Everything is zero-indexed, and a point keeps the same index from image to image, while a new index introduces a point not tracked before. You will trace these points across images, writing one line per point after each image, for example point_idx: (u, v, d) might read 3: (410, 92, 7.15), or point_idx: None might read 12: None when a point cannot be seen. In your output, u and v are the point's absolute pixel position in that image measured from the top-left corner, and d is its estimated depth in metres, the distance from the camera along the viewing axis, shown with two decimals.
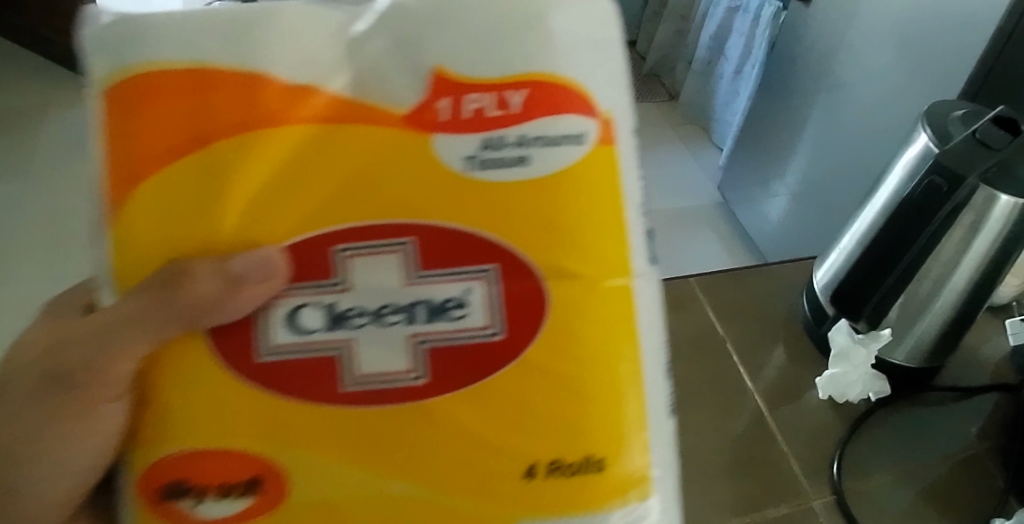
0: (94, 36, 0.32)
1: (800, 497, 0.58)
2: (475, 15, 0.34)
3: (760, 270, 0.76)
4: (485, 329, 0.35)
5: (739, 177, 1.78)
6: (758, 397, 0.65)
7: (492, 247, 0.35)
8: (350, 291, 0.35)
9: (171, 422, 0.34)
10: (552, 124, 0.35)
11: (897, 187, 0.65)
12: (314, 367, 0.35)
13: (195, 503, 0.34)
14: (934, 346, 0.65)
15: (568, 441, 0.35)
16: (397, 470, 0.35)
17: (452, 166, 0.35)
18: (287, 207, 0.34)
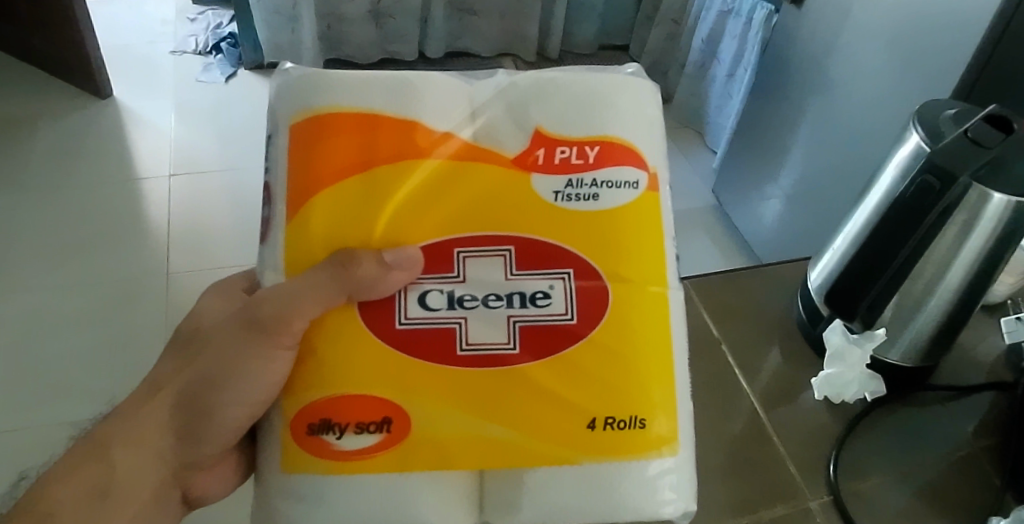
0: (294, 85, 0.44)
1: (798, 498, 0.58)
2: (564, 93, 0.45)
3: (755, 271, 0.76)
4: (564, 315, 0.45)
5: (733, 180, 1.78)
6: (754, 398, 0.65)
7: (571, 255, 0.45)
8: (462, 283, 0.45)
9: (324, 371, 0.43)
10: (615, 173, 0.45)
11: (890, 187, 0.65)
12: (437, 336, 0.44)
13: (331, 439, 0.42)
14: (929, 346, 0.65)
15: (622, 404, 0.44)
16: (489, 416, 0.43)
17: (544, 194, 0.45)
18: (421, 218, 0.45)
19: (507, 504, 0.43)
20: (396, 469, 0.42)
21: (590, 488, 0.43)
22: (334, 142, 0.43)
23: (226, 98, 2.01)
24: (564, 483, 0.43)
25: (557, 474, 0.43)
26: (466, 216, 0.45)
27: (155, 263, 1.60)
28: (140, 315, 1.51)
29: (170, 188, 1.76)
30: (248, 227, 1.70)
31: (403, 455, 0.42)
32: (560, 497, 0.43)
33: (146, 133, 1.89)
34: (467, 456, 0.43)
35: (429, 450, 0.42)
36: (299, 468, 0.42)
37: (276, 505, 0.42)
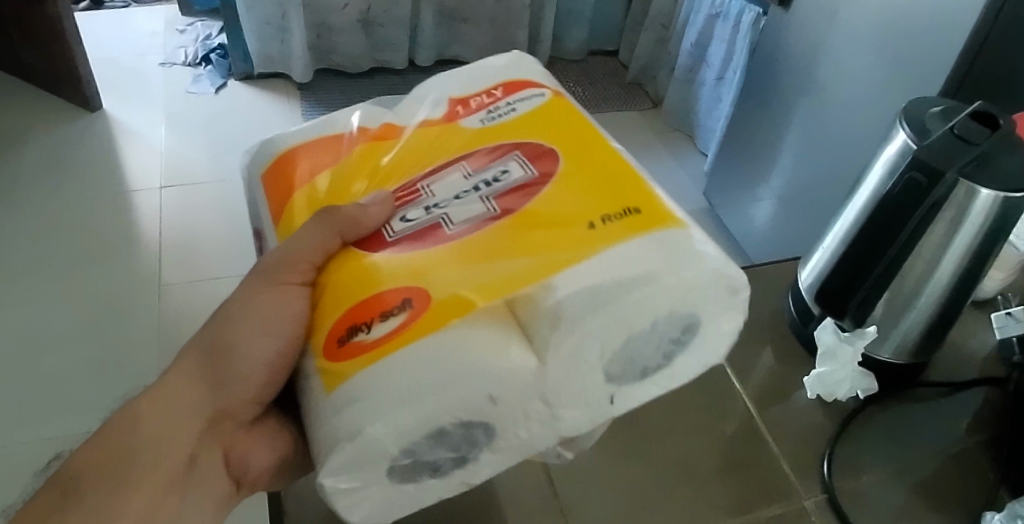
0: (251, 149, 0.51)
1: (793, 497, 0.58)
2: (453, 75, 0.52)
3: (746, 272, 0.76)
4: (524, 177, 0.44)
5: (725, 183, 1.78)
6: (748, 399, 0.65)
7: (519, 145, 0.46)
8: (433, 197, 0.45)
9: (335, 298, 0.42)
10: (521, 92, 0.49)
11: (877, 185, 0.65)
12: (418, 235, 0.43)
13: (363, 336, 0.39)
14: (921, 342, 0.65)
15: (607, 207, 0.42)
16: (492, 258, 0.40)
17: (476, 122, 0.48)
18: (379, 179, 0.48)
19: (552, 323, 0.38)
20: (431, 331, 0.38)
21: (624, 270, 0.39)
22: (294, 162, 0.49)
23: (216, 109, 2.01)
24: (596, 284, 0.39)
25: (585, 276, 0.39)
26: (417, 157, 0.48)
27: (147, 275, 1.59)
28: (132, 327, 1.50)
29: (161, 200, 1.76)
30: (240, 238, 1.69)
31: (433, 318, 0.38)
32: (600, 296, 0.38)
33: (137, 145, 1.88)
34: (490, 288, 0.39)
35: (454, 303, 0.38)
36: (342, 379, 0.38)
37: (328, 428, 0.37)
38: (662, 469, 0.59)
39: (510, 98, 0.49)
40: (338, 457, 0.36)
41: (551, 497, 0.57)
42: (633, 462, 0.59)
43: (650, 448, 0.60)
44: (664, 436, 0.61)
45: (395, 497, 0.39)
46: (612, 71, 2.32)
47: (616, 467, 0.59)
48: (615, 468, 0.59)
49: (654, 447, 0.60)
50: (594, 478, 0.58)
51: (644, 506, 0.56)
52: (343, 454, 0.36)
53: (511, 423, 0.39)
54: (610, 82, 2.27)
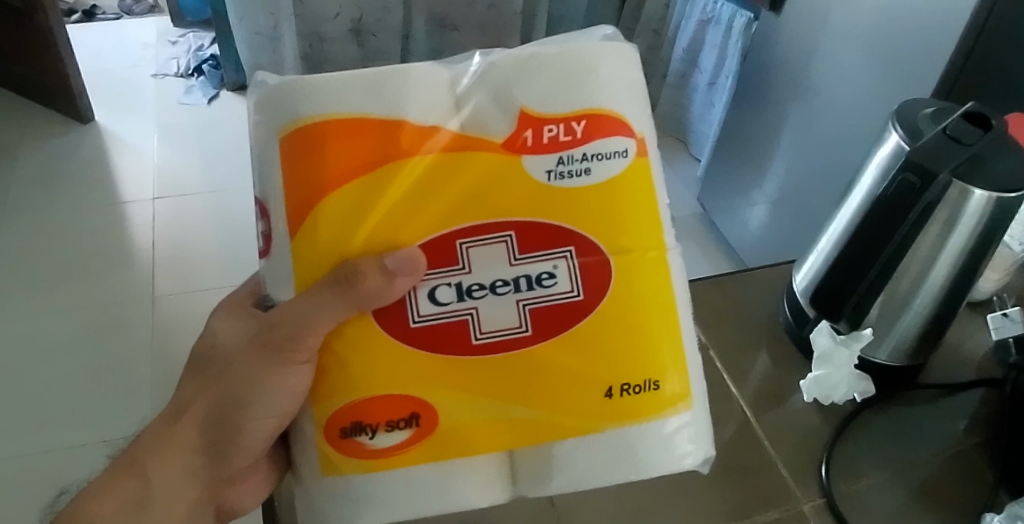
0: (277, 97, 0.41)
1: (791, 502, 0.57)
2: (544, 68, 0.42)
3: (741, 276, 0.76)
4: (569, 292, 0.44)
5: (719, 188, 1.78)
6: (743, 403, 0.64)
7: (573, 234, 0.44)
8: (469, 275, 0.43)
9: (351, 377, 0.42)
10: (604, 145, 0.43)
11: (871, 186, 0.65)
12: (450, 329, 0.43)
13: (368, 441, 0.43)
14: (917, 345, 0.65)
15: (633, 369, 0.44)
16: (509, 398, 0.44)
17: (536, 176, 0.43)
18: (417, 217, 0.42)
19: (543, 470, 0.44)
20: (432, 459, 0.43)
21: (613, 452, 0.44)
22: (329, 159, 0.41)
23: (208, 120, 2.00)
24: (591, 451, 0.44)
25: (574, 445, 0.44)
26: (463, 203, 0.43)
27: (140, 286, 1.58)
28: (124, 339, 1.49)
29: (154, 211, 1.75)
30: (233, 248, 1.68)
31: (437, 447, 0.43)
32: (580, 463, 0.44)
33: (130, 156, 1.87)
34: (492, 437, 0.44)
35: (458, 438, 0.44)
36: (338, 472, 0.43)
37: (321, 506, 0.44)
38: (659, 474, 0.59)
39: (587, 146, 0.43)
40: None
41: (546, 504, 0.56)
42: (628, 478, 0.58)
43: None
44: None
45: None
46: None
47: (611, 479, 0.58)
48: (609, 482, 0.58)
49: None
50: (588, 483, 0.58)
51: (639, 512, 0.56)
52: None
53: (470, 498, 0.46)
54: None
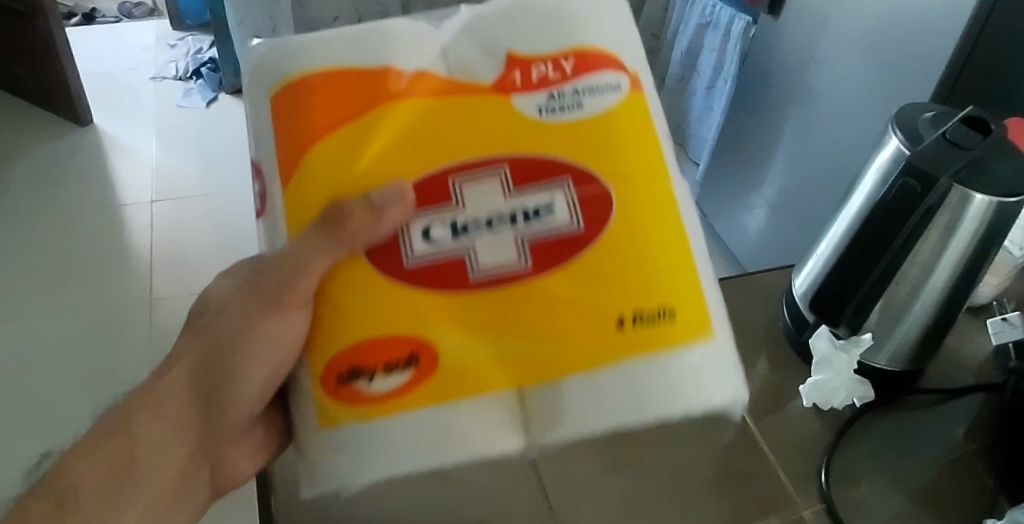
0: (261, 60, 0.40)
1: (790, 507, 0.57)
2: (526, 15, 0.41)
3: (740, 280, 0.76)
4: (571, 225, 0.41)
5: (718, 191, 1.77)
6: (743, 407, 0.64)
7: (569, 165, 0.41)
8: (462, 212, 0.40)
9: (341, 323, 0.39)
10: (596, 78, 0.41)
11: (871, 190, 0.64)
12: (447, 267, 0.40)
13: (365, 384, 0.38)
14: (916, 349, 0.64)
15: (649, 296, 0.40)
16: (513, 334, 0.40)
17: (528, 110, 0.41)
18: (407, 159, 0.40)
19: (555, 408, 0.39)
20: (432, 402, 0.39)
21: (633, 385, 0.39)
22: (312, 108, 0.39)
23: (207, 123, 2.00)
24: (608, 382, 0.39)
25: (593, 380, 0.39)
26: (450, 138, 0.40)
27: (138, 290, 1.58)
28: (122, 342, 1.48)
29: (153, 214, 1.75)
30: (233, 251, 1.68)
31: (438, 388, 0.39)
32: (604, 395, 0.39)
33: (129, 160, 1.87)
34: (498, 373, 0.39)
35: (462, 378, 0.39)
36: (338, 422, 0.38)
37: (319, 466, 0.39)
38: (661, 479, 0.58)
39: (582, 86, 0.41)
40: (327, 483, 0.39)
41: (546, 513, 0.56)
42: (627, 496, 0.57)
43: (646, 463, 0.59)
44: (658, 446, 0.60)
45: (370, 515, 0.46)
46: None
47: (610, 498, 0.57)
48: (608, 501, 0.57)
49: (649, 464, 0.59)
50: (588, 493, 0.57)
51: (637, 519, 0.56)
52: (329, 485, 0.39)
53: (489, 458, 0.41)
54: None
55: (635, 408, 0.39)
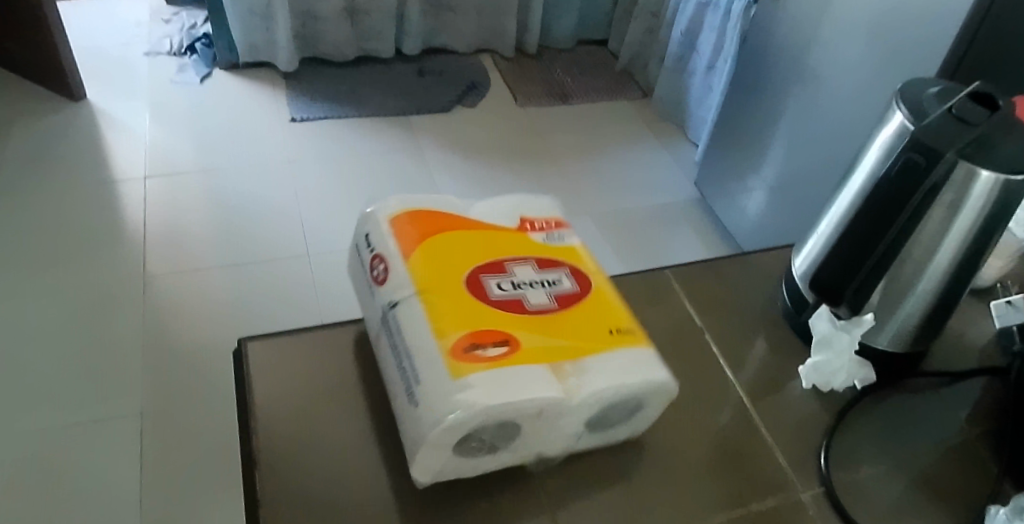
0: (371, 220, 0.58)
1: (788, 490, 0.56)
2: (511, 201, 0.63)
3: (739, 260, 0.74)
4: (571, 288, 0.56)
5: (717, 171, 1.74)
6: (740, 389, 0.63)
7: (567, 264, 0.57)
8: (512, 278, 0.55)
9: (442, 320, 0.50)
10: (567, 229, 0.61)
11: (875, 167, 0.62)
12: (506, 305, 0.53)
13: (478, 354, 0.48)
14: (918, 330, 0.63)
15: (620, 320, 0.54)
16: (554, 333, 0.52)
17: (538, 240, 0.59)
18: (470, 255, 0.56)
19: (582, 374, 0.50)
20: (511, 367, 0.48)
21: (628, 366, 0.51)
22: (421, 230, 0.56)
23: (200, 99, 1.96)
24: (618, 368, 0.50)
25: (606, 361, 0.51)
26: (495, 247, 0.57)
27: (130, 265, 1.55)
28: (114, 317, 1.46)
29: (146, 190, 1.72)
30: (225, 228, 1.65)
31: (517, 359, 0.49)
32: (622, 372, 0.50)
33: (121, 135, 1.84)
34: (547, 355, 0.50)
35: (529, 357, 0.49)
36: (467, 374, 0.47)
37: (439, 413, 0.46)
38: (659, 462, 0.57)
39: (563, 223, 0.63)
40: (447, 423, 0.46)
41: (544, 504, 0.53)
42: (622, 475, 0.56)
43: (638, 440, 0.58)
44: (653, 427, 0.59)
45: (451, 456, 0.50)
46: (602, 60, 2.28)
47: (605, 479, 0.55)
48: (603, 482, 0.55)
49: (642, 441, 0.58)
50: (589, 483, 0.55)
51: (637, 504, 0.54)
52: (450, 416, 0.46)
53: (530, 440, 0.51)
54: (600, 71, 2.23)
55: (637, 375, 0.50)
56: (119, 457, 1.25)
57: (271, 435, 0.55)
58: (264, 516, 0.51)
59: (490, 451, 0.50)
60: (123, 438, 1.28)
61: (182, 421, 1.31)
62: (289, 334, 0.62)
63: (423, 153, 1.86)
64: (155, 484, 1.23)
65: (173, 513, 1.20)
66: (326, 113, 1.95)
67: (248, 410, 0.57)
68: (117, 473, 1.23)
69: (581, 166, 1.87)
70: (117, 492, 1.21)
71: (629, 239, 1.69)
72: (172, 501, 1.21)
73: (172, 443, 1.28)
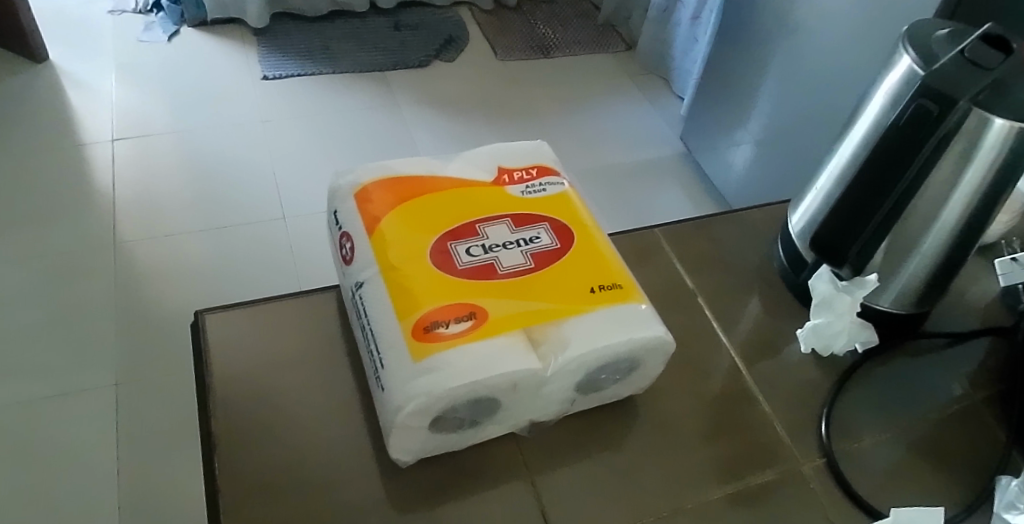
0: (335, 193, 0.53)
1: (788, 462, 0.53)
2: (490, 148, 0.57)
3: (733, 217, 0.70)
4: (551, 243, 0.51)
5: (701, 124, 1.69)
6: (734, 353, 0.59)
7: (547, 218, 0.53)
8: (485, 240, 0.50)
9: (407, 295, 0.46)
10: (550, 175, 0.56)
11: (879, 116, 0.57)
12: (478, 271, 0.48)
13: (442, 330, 0.44)
14: (924, 290, 0.60)
15: (606, 275, 0.49)
16: (528, 297, 0.47)
17: (517, 193, 0.54)
18: (441, 216, 0.51)
19: (560, 343, 0.45)
20: (481, 342, 0.44)
21: (609, 327, 0.46)
22: (387, 196, 0.52)
23: (171, 58, 1.86)
24: (598, 329, 0.46)
25: (585, 321, 0.47)
26: (469, 206, 0.52)
27: (98, 231, 1.48)
28: (84, 285, 1.39)
29: (116, 154, 1.63)
30: (200, 190, 1.58)
31: (487, 332, 0.45)
32: (601, 334, 0.46)
33: (86, 96, 1.74)
34: (520, 323, 0.46)
35: (499, 328, 0.45)
36: (428, 354, 0.43)
37: (400, 404, 0.43)
38: (653, 434, 0.54)
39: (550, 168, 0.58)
40: (412, 407, 0.42)
41: (527, 485, 0.50)
42: (609, 448, 0.52)
43: (627, 411, 0.54)
44: (645, 396, 0.55)
45: (430, 440, 0.46)
46: (584, 12, 2.20)
47: (591, 454, 0.52)
48: (588, 457, 0.52)
49: (632, 412, 0.54)
50: (577, 461, 0.51)
51: (630, 481, 0.51)
52: (414, 403, 0.42)
53: (511, 415, 0.48)
54: (582, 23, 2.15)
55: (618, 335, 0.46)
56: (96, 428, 1.21)
57: (231, 415, 0.51)
58: (225, 505, 0.47)
59: (471, 430, 0.47)
60: (98, 410, 1.23)
61: (162, 392, 1.26)
62: (250, 304, 0.58)
63: (401, 111, 1.78)
64: (138, 458, 1.19)
65: (154, 484, 1.16)
66: (299, 71, 1.86)
67: (205, 388, 0.52)
68: (96, 448, 1.19)
69: (565, 121, 1.81)
70: (93, 466, 1.17)
71: (616, 198, 1.65)
72: (156, 475, 1.17)
73: (153, 414, 1.24)
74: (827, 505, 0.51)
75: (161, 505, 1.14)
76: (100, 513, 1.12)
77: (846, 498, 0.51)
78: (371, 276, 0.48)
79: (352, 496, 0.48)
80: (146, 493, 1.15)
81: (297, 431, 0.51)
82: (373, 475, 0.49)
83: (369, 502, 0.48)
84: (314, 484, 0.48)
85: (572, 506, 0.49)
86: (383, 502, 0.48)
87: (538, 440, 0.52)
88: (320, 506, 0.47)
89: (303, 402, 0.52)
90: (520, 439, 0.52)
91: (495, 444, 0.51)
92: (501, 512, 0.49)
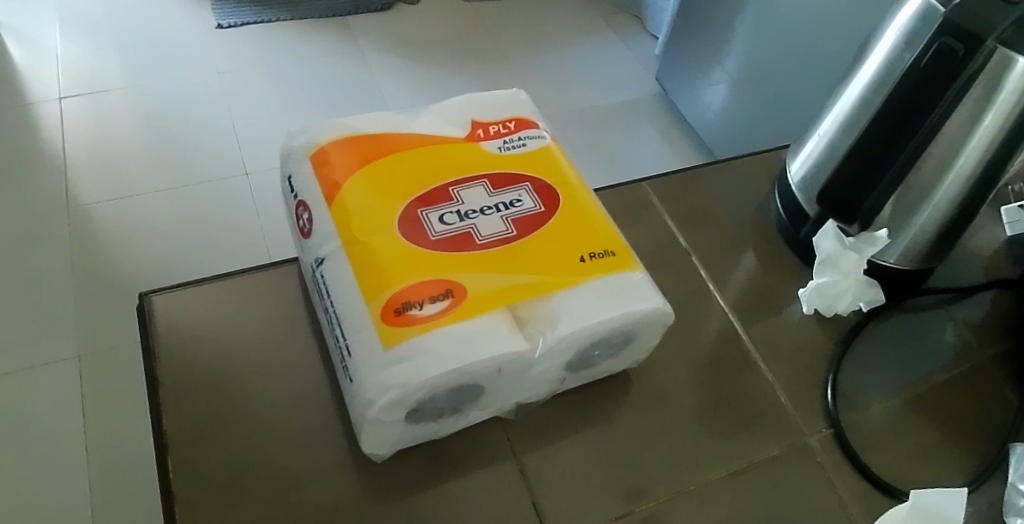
0: (288, 156, 0.47)
1: (794, 435, 0.50)
2: (463, 99, 0.51)
3: (724, 167, 0.65)
4: (534, 207, 0.46)
5: (678, 65, 1.61)
6: (733, 315, 0.55)
7: (529, 178, 0.47)
8: (460, 206, 0.45)
9: (376, 273, 0.41)
10: (530, 129, 0.50)
11: (890, 55, 0.53)
12: (454, 241, 0.43)
13: (415, 312, 0.39)
14: (932, 243, 0.56)
15: (596, 241, 0.44)
16: (512, 269, 0.42)
17: (493, 150, 0.48)
18: (411, 180, 0.46)
19: (547, 321, 0.41)
20: (460, 324, 0.39)
21: (602, 301, 0.42)
22: (349, 158, 0.46)
23: (120, 8, 1.65)
24: (589, 304, 0.42)
25: (576, 296, 0.42)
26: (441, 166, 0.47)
27: (53, 197, 1.31)
28: (41, 254, 1.23)
29: (65, 112, 1.44)
30: (162, 143, 1.42)
31: (467, 312, 0.40)
32: (593, 309, 0.41)
33: (27, 51, 1.53)
34: (502, 300, 0.41)
35: (479, 308, 0.40)
36: (401, 340, 0.38)
37: (371, 396, 0.38)
38: (648, 409, 0.49)
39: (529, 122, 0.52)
40: (385, 401, 0.38)
41: (514, 472, 0.46)
42: (602, 426, 0.48)
43: (621, 386, 0.50)
44: (639, 369, 0.51)
45: (407, 432, 0.42)
46: None
47: (584, 435, 0.48)
48: (581, 438, 0.48)
49: (625, 386, 0.50)
50: (568, 444, 0.47)
51: (626, 463, 0.47)
52: (388, 397, 0.38)
53: (495, 399, 0.43)
54: None
55: (612, 310, 0.42)
56: (56, 406, 1.07)
57: (185, 410, 0.46)
58: (181, 512, 0.42)
59: (451, 419, 0.43)
60: (60, 386, 1.09)
61: (129, 362, 1.12)
62: (203, 282, 0.52)
63: (364, 57, 1.66)
64: (105, 437, 1.05)
65: (130, 462, 1.04)
66: (255, 18, 1.69)
67: (155, 382, 0.47)
68: (60, 428, 1.05)
69: (539, 67, 1.72)
70: (58, 445, 1.04)
71: (596, 147, 1.57)
72: (127, 455, 1.04)
73: (120, 388, 1.10)
74: (835, 480, 0.48)
75: (140, 486, 1.02)
76: (68, 501, 0.99)
77: (854, 471, 0.48)
78: (333, 251, 0.42)
79: (323, 493, 0.44)
80: (118, 475, 1.02)
81: (259, 424, 0.46)
82: (345, 470, 0.45)
83: (342, 499, 0.43)
84: (280, 482, 0.44)
85: (565, 497, 0.45)
86: (357, 501, 0.44)
87: (524, 424, 0.48)
88: (287, 507, 0.43)
89: (263, 390, 0.47)
90: (505, 423, 0.47)
91: (479, 429, 0.47)
92: (488, 506, 0.44)
